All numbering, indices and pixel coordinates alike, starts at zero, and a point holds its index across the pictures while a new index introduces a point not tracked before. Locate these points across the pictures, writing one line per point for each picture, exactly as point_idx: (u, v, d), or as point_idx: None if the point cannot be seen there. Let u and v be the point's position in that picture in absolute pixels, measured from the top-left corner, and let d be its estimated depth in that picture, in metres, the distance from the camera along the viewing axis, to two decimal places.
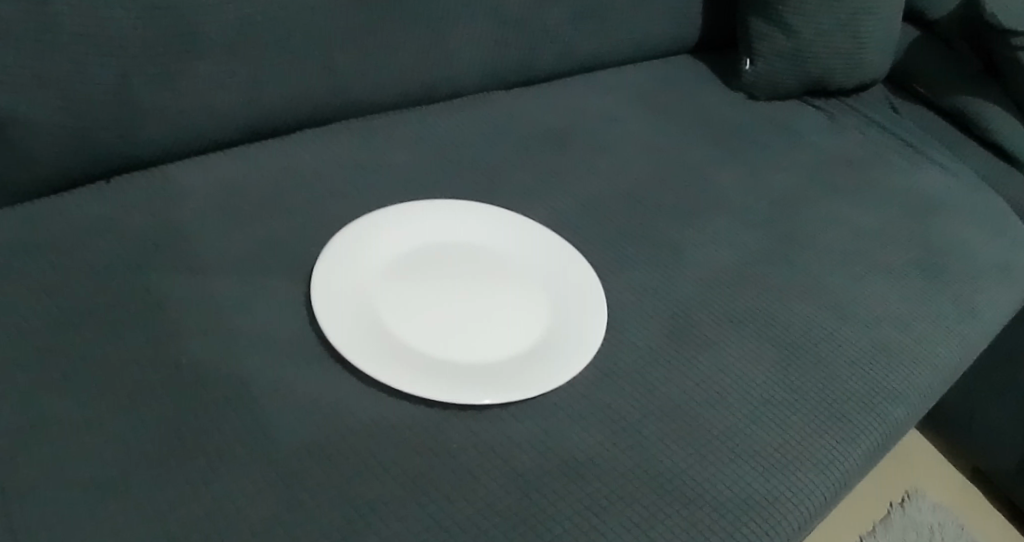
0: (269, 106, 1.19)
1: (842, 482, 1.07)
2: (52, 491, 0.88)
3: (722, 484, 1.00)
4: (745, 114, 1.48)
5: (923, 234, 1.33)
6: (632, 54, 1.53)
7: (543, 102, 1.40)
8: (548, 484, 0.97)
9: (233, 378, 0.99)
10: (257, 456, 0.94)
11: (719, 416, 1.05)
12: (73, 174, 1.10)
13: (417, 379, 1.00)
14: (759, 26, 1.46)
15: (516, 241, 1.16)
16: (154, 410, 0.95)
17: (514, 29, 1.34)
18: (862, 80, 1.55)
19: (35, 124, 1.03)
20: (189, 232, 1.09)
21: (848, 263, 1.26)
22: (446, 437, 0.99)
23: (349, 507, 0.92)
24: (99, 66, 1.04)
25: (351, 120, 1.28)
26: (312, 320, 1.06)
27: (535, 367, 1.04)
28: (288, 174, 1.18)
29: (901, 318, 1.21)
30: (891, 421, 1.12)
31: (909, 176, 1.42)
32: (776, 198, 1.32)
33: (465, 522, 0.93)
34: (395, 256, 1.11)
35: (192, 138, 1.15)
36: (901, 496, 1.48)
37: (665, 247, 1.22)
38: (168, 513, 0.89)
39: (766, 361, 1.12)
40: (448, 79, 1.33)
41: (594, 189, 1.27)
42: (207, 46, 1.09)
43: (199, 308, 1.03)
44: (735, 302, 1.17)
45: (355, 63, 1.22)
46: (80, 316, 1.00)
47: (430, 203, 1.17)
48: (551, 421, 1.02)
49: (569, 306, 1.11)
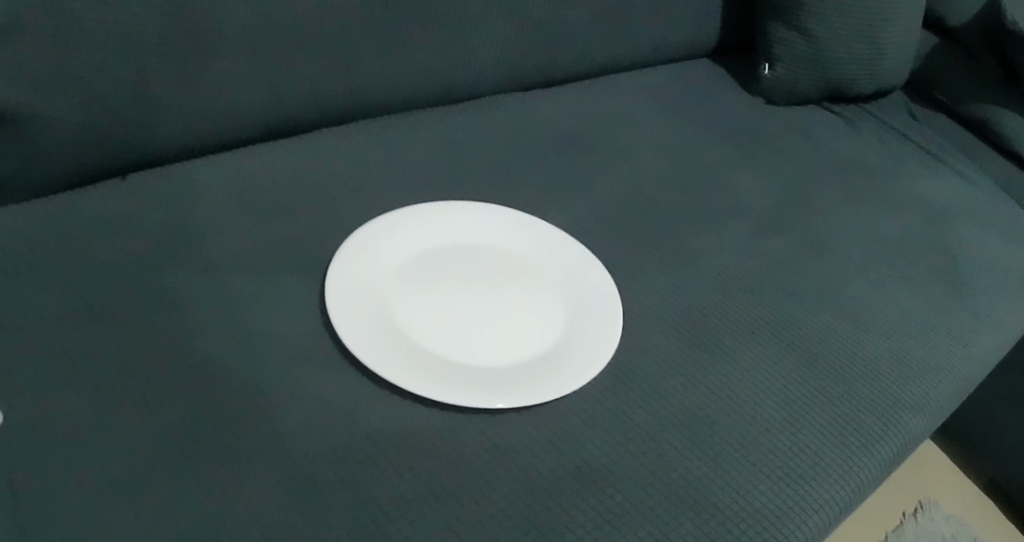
0: (292, 105, 1.20)
1: (857, 491, 1.06)
2: (58, 487, 0.86)
3: (737, 492, 1.00)
4: (761, 119, 1.50)
5: (937, 245, 1.34)
6: (648, 57, 1.55)
7: (563, 106, 1.42)
8: (562, 489, 0.96)
9: (242, 375, 0.97)
10: (267, 456, 0.92)
11: (734, 424, 1.05)
12: (89, 167, 1.10)
13: (433, 381, 0.98)
14: (778, 31, 1.48)
15: (533, 245, 1.16)
16: (161, 407, 0.93)
17: (533, 31, 1.36)
18: (879, 84, 1.57)
19: (56, 120, 1.04)
20: (202, 228, 1.09)
21: (861, 272, 1.26)
22: (459, 440, 0.97)
23: (360, 511, 0.90)
24: (115, 62, 1.05)
25: (374, 121, 1.30)
26: (324, 317, 1.04)
27: (552, 371, 1.03)
28: (308, 174, 1.19)
29: (915, 329, 1.21)
30: (905, 431, 1.12)
31: (929, 188, 1.44)
32: (788, 205, 1.34)
33: (477, 527, 0.91)
34: (413, 257, 1.11)
35: (209, 134, 1.16)
36: (915, 506, 1.50)
37: (682, 253, 1.23)
38: (175, 513, 0.87)
39: (783, 369, 1.12)
40: (466, 81, 1.35)
41: (612, 194, 1.29)
42: (227, 43, 1.11)
43: (210, 304, 1.02)
44: (748, 309, 1.18)
45: (375, 62, 1.24)
46: (91, 310, 0.99)
47: (449, 206, 1.17)
48: (567, 427, 1.01)
49: (588, 309, 1.10)
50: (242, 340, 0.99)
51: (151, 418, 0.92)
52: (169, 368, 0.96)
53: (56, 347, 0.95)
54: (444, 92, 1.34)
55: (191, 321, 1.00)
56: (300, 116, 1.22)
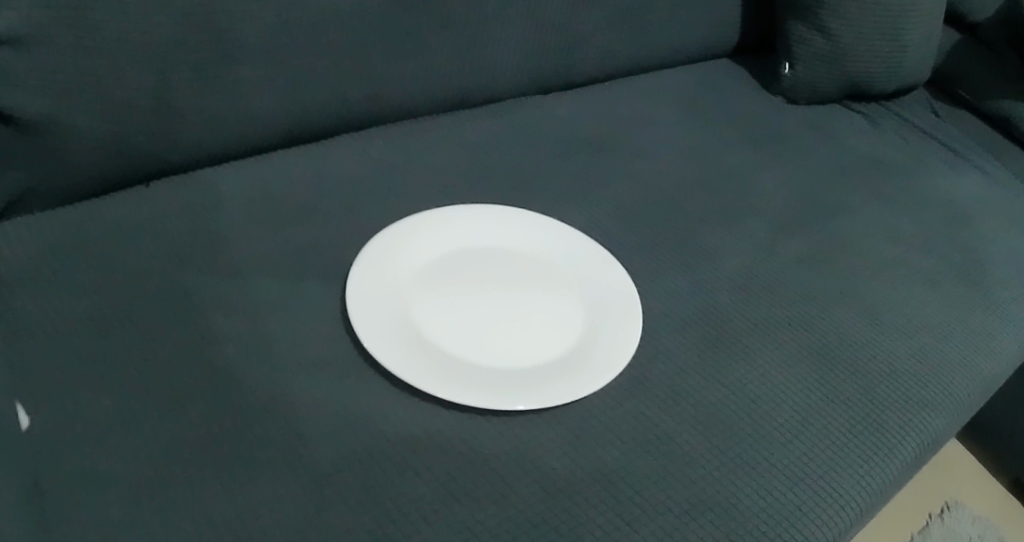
0: (312, 110, 1.21)
1: (880, 492, 1.05)
2: (85, 490, 0.88)
3: (757, 493, 0.99)
4: (781, 118, 1.50)
5: (960, 242, 1.33)
6: (668, 59, 1.55)
7: (581, 108, 1.42)
8: (580, 490, 0.95)
9: (263, 379, 0.97)
10: (288, 458, 0.92)
11: (755, 425, 1.05)
12: (113, 175, 1.11)
13: (453, 383, 0.99)
14: (798, 30, 1.48)
15: (553, 248, 1.16)
16: (184, 412, 0.94)
17: (550, 34, 1.37)
18: (901, 82, 1.56)
19: (80, 130, 1.05)
20: (223, 234, 1.10)
21: (883, 270, 1.25)
22: (478, 441, 0.97)
23: (378, 512, 0.91)
24: (136, 70, 1.06)
25: (393, 126, 1.31)
26: (344, 321, 1.05)
27: (571, 372, 1.02)
28: (326, 178, 1.20)
29: (938, 328, 1.20)
30: (928, 431, 1.11)
31: (950, 185, 1.43)
32: (809, 204, 1.34)
33: (495, 528, 0.92)
34: (431, 260, 1.11)
35: (230, 141, 1.17)
36: (941, 507, 1.49)
37: (702, 253, 1.22)
38: (196, 515, 0.87)
39: (804, 369, 1.11)
40: (485, 84, 1.35)
41: (631, 195, 1.29)
42: (246, 51, 1.12)
43: (231, 308, 1.03)
44: (770, 310, 1.17)
45: (393, 67, 1.25)
46: (116, 316, 1.00)
47: (469, 209, 1.18)
48: (586, 428, 1.01)
49: (608, 310, 1.10)
50: (263, 344, 1.00)
51: (176, 422, 0.93)
52: (194, 372, 0.97)
53: (81, 352, 0.96)
54: (463, 96, 1.35)
55: (215, 326, 1.01)
56: (320, 122, 1.23)
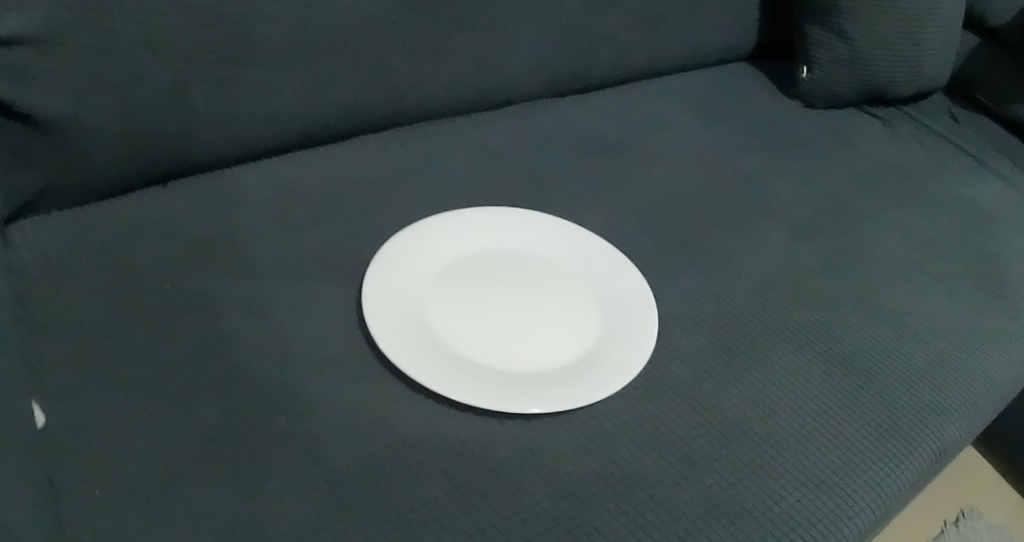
0: (329, 112, 1.21)
1: (896, 498, 1.05)
2: (100, 489, 0.88)
3: (773, 499, 0.98)
4: (798, 122, 1.49)
5: (977, 247, 1.32)
6: (684, 62, 1.55)
7: (597, 110, 1.42)
8: (595, 493, 0.95)
9: (279, 380, 0.97)
10: (302, 458, 0.92)
11: (771, 430, 1.04)
12: (131, 176, 1.11)
13: (468, 386, 0.98)
14: (816, 34, 1.47)
15: (570, 252, 1.16)
16: (199, 412, 0.94)
17: (567, 37, 1.36)
18: (919, 86, 1.55)
19: (98, 129, 1.05)
20: (239, 235, 1.10)
21: (900, 276, 1.25)
22: (493, 444, 0.97)
23: (392, 513, 0.90)
24: (155, 70, 1.06)
25: (409, 127, 1.31)
26: (360, 322, 1.05)
27: (588, 375, 1.02)
28: (341, 180, 1.20)
29: (955, 334, 1.19)
30: (944, 438, 1.10)
31: (968, 190, 1.42)
32: (826, 208, 1.33)
33: (508, 530, 0.91)
34: (447, 262, 1.11)
35: (247, 142, 1.17)
36: (956, 514, 1.48)
37: (719, 257, 1.22)
38: (210, 514, 0.87)
39: (820, 374, 1.11)
40: (501, 87, 1.35)
41: (648, 197, 1.28)
42: (264, 52, 1.12)
43: (248, 309, 1.03)
44: (785, 314, 1.16)
45: (410, 69, 1.25)
46: (132, 316, 1.00)
47: (483, 211, 1.18)
48: (601, 431, 1.00)
49: (624, 314, 1.10)
50: (278, 345, 1.00)
51: (191, 422, 0.93)
52: (210, 373, 0.97)
53: (98, 351, 0.97)
54: (480, 98, 1.35)
55: (231, 325, 1.01)
56: (337, 123, 1.24)
